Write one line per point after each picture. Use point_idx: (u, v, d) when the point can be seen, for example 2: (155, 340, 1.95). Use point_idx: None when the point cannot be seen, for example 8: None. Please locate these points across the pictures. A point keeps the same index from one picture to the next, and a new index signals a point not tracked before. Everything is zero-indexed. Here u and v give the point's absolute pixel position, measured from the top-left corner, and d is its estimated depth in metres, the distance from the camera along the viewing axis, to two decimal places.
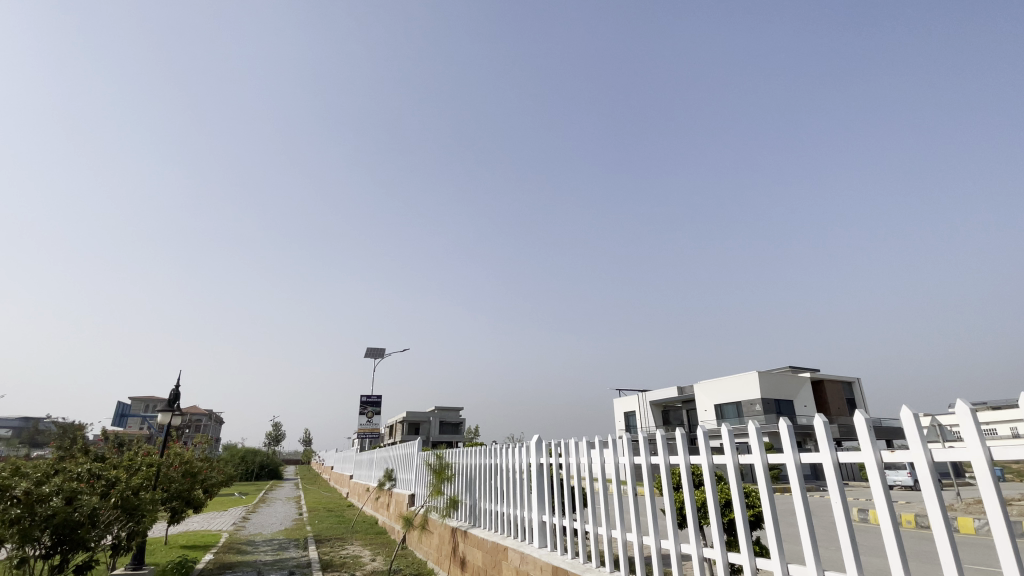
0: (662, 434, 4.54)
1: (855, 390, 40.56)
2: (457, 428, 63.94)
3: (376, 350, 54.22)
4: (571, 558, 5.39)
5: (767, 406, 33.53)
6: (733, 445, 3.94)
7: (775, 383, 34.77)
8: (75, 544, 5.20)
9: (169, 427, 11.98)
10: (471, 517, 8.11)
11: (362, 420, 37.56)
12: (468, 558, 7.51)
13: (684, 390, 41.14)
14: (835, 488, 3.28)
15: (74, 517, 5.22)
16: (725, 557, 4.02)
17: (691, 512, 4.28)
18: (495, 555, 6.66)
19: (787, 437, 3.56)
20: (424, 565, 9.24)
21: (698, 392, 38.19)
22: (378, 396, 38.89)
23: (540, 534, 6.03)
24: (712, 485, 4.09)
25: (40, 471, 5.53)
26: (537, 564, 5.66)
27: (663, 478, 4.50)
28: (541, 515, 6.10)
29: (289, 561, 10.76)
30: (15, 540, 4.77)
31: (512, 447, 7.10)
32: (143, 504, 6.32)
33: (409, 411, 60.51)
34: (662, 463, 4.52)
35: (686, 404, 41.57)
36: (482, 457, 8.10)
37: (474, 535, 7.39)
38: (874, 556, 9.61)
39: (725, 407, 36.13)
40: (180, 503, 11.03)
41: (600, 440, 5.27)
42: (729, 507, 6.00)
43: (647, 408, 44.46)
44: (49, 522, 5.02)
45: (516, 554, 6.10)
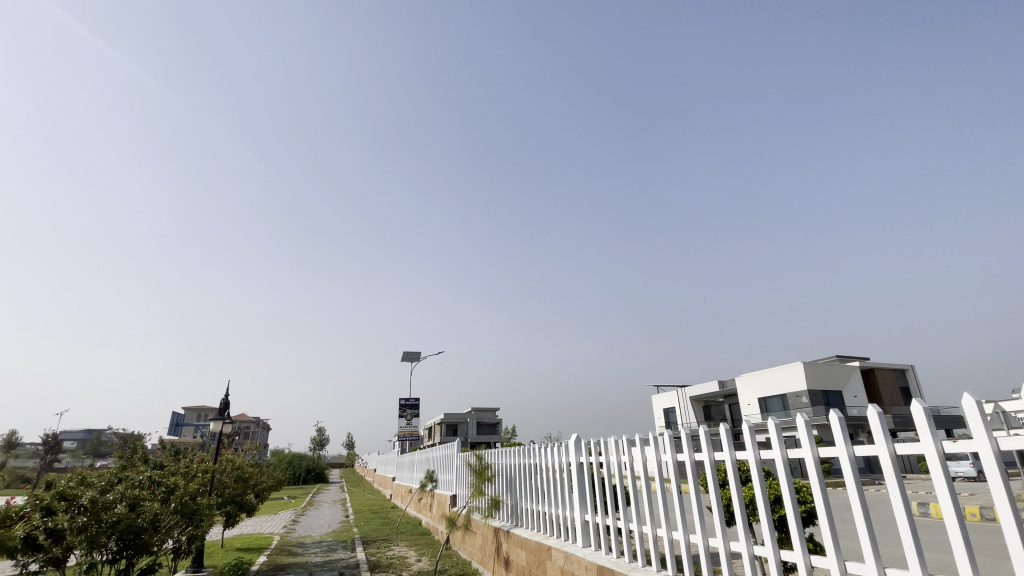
0: (705, 430, 4.40)
1: (909, 378, 38.63)
2: (495, 429, 64.23)
3: (412, 354, 55.11)
4: (616, 558, 5.31)
5: (813, 397, 32.33)
6: (781, 439, 3.79)
7: (822, 373, 33.45)
8: (139, 548, 5.48)
9: (220, 434, 12.48)
10: (513, 517, 8.12)
11: (401, 423, 38.25)
12: (512, 558, 7.52)
13: (725, 384, 40.11)
14: (893, 481, 3.11)
15: (137, 523, 5.49)
16: (777, 555, 3.87)
17: (739, 510, 4.14)
18: (539, 555, 6.64)
19: (839, 430, 3.40)
20: (469, 565, 9.31)
21: (740, 385, 37.12)
22: (416, 399, 39.52)
23: (583, 534, 5.97)
24: (761, 481, 3.95)
25: (104, 480, 5.84)
26: (582, 564, 5.60)
27: (708, 475, 4.38)
28: (583, 514, 6.05)
29: (339, 562, 11.04)
30: (83, 546, 5.03)
31: (550, 446, 7.09)
32: (200, 508, 6.62)
33: (447, 413, 61.32)
34: (707, 460, 4.39)
35: (728, 398, 40.53)
36: (522, 456, 8.10)
37: (517, 535, 7.39)
38: (939, 552, 9.10)
39: (769, 400, 35.00)
40: (234, 507, 11.49)
41: (640, 437, 5.17)
42: (779, 503, 5.79)
43: (687, 404, 43.60)
44: (116, 528, 5.28)
45: (560, 553, 6.06)
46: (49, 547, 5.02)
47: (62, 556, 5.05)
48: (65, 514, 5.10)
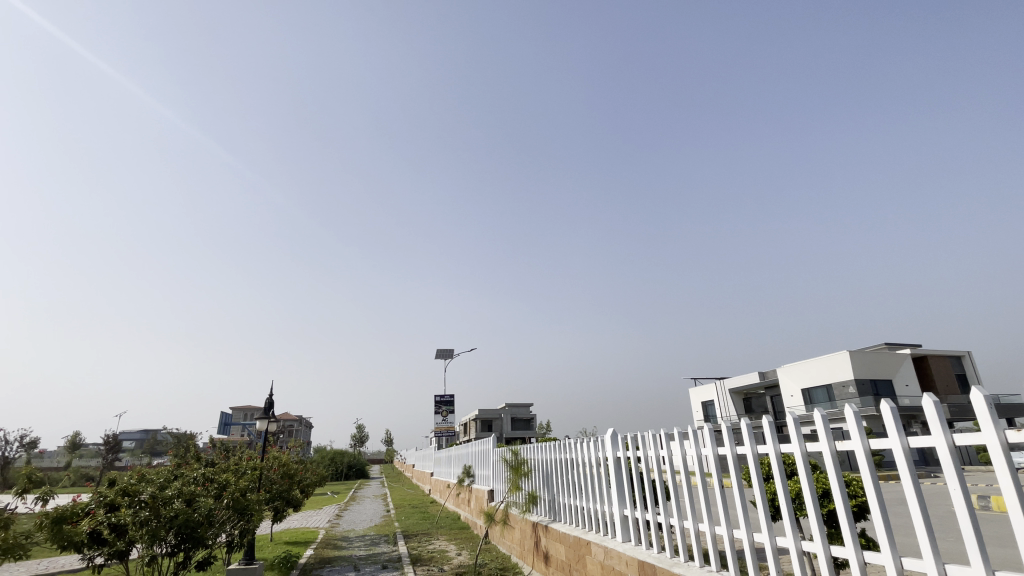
0: (746, 422, 4.28)
1: (966, 366, 36.57)
2: (530, 424, 64.35)
3: (446, 352, 55.72)
4: (657, 552, 5.24)
5: (861, 387, 31.06)
6: (829, 431, 3.65)
7: (869, 362, 32.07)
8: (195, 542, 5.75)
9: (266, 432, 12.99)
10: (551, 512, 8.13)
11: (438, 419, 38.81)
12: (551, 552, 7.52)
13: (765, 375, 38.97)
14: (952, 474, 2.95)
15: (193, 517, 5.76)
16: (828, 550, 3.73)
17: (785, 503, 4.02)
18: (578, 550, 6.62)
19: (892, 420, 3.25)
20: (509, 560, 9.37)
21: (782, 376, 36.04)
22: (451, 395, 40.00)
23: (622, 529, 5.92)
24: (807, 475, 3.81)
25: (162, 476, 6.16)
26: (622, 559, 5.55)
27: (752, 468, 4.25)
28: (622, 509, 5.99)
29: (382, 556, 11.31)
30: (144, 539, 5.33)
31: (586, 441, 7.08)
32: (251, 504, 6.89)
33: (481, 410, 61.91)
34: (749, 453, 4.27)
35: (769, 390, 39.37)
36: (558, 451, 8.08)
37: (555, 530, 7.40)
38: (1003, 547, 8.60)
39: (814, 391, 33.82)
40: (281, 503, 11.93)
41: (678, 431, 5.09)
42: (827, 497, 5.59)
43: (726, 396, 42.59)
44: (174, 523, 5.56)
45: (600, 548, 6.03)
46: (114, 540, 5.31)
47: (126, 549, 5.35)
48: (127, 509, 5.40)
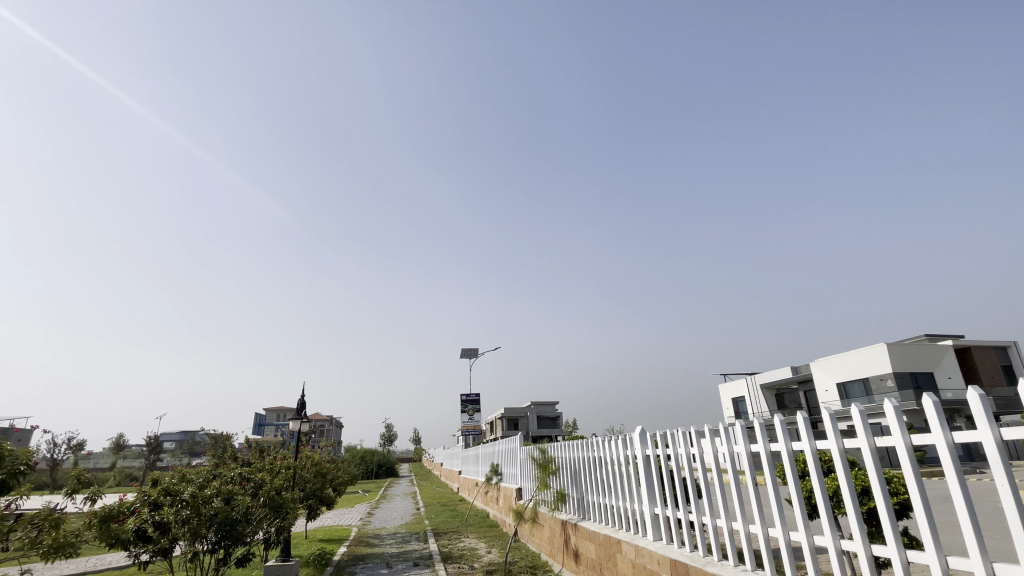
0: (780, 419, 4.17)
1: (1013, 356, 34.89)
2: (556, 422, 64.28)
3: (470, 351, 56.03)
4: (689, 551, 5.17)
5: (900, 381, 29.98)
6: (868, 426, 3.52)
7: (909, 355, 30.90)
8: (235, 538, 5.92)
9: (298, 433, 13.28)
10: (580, 510, 8.10)
11: (464, 418, 39.07)
12: (581, 550, 7.50)
13: (798, 369, 37.92)
14: (1000, 470, 2.82)
15: (232, 515, 5.93)
16: (869, 550, 3.61)
17: (823, 501, 3.90)
18: (608, 548, 6.59)
19: (935, 414, 3.12)
20: (539, 558, 9.38)
21: (815, 370, 35.10)
22: (477, 394, 40.24)
23: (653, 527, 5.85)
24: (846, 472, 3.70)
25: (202, 476, 6.37)
26: (654, 558, 5.48)
27: (787, 466, 4.14)
28: (652, 507, 5.93)
29: (414, 553, 11.47)
30: (187, 536, 5.51)
31: (613, 438, 7.04)
32: (286, 502, 7.06)
33: (507, 408, 62.16)
34: (784, 450, 4.16)
35: (802, 385, 38.35)
36: (586, 449, 8.04)
37: (585, 528, 7.37)
38: None
39: (849, 385, 32.81)
40: (315, 501, 12.21)
41: (709, 428, 4.99)
42: (867, 495, 5.40)
43: (757, 392, 41.67)
44: (214, 520, 5.73)
45: (630, 547, 5.98)
46: (158, 537, 5.53)
47: (170, 547, 5.56)
48: (170, 508, 5.60)
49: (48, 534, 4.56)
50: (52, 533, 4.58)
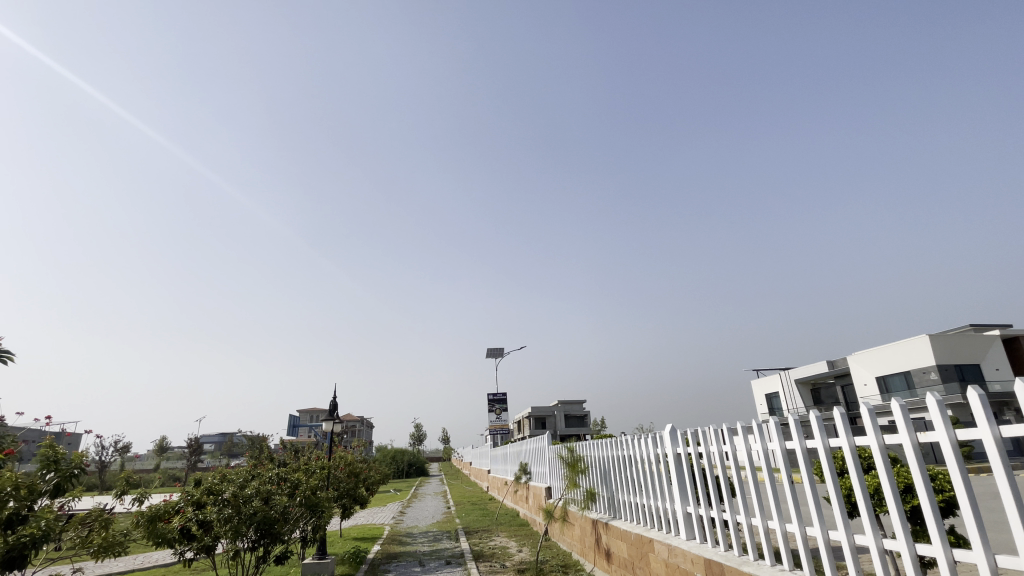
0: (816, 415, 4.06)
1: None
2: (584, 421, 64.01)
3: (496, 351, 56.24)
4: (724, 551, 5.08)
5: (943, 373, 28.76)
6: (909, 422, 3.40)
7: (953, 346, 29.57)
8: (273, 537, 6.10)
9: (331, 434, 13.59)
10: (611, 509, 8.04)
11: (492, 417, 39.24)
12: (613, 550, 7.45)
13: (835, 364, 36.76)
14: None
15: (271, 515, 6.10)
16: (913, 549, 3.48)
17: (863, 499, 3.78)
18: (640, 547, 6.52)
19: (981, 408, 2.99)
20: (569, 557, 9.36)
21: (853, 364, 34.00)
22: (504, 394, 40.36)
23: (686, 526, 5.77)
24: (887, 469, 3.57)
25: (241, 476, 6.58)
26: (688, 557, 5.41)
27: (824, 463, 4.02)
28: (684, 506, 5.85)
29: (445, 551, 11.58)
30: (228, 534, 5.70)
31: (642, 437, 6.99)
32: (321, 501, 7.24)
33: (535, 407, 62.16)
34: (820, 447, 4.05)
35: (839, 379, 37.16)
36: (615, 448, 7.98)
37: (616, 527, 7.32)
38: None
39: (889, 379, 31.65)
40: (348, 500, 12.47)
41: (742, 425, 4.89)
42: (911, 493, 5.20)
43: (792, 387, 40.57)
44: (254, 519, 5.91)
45: (663, 546, 5.92)
46: (201, 535, 5.74)
47: (213, 544, 5.76)
48: (212, 507, 5.80)
49: (98, 533, 4.77)
50: (102, 533, 4.80)
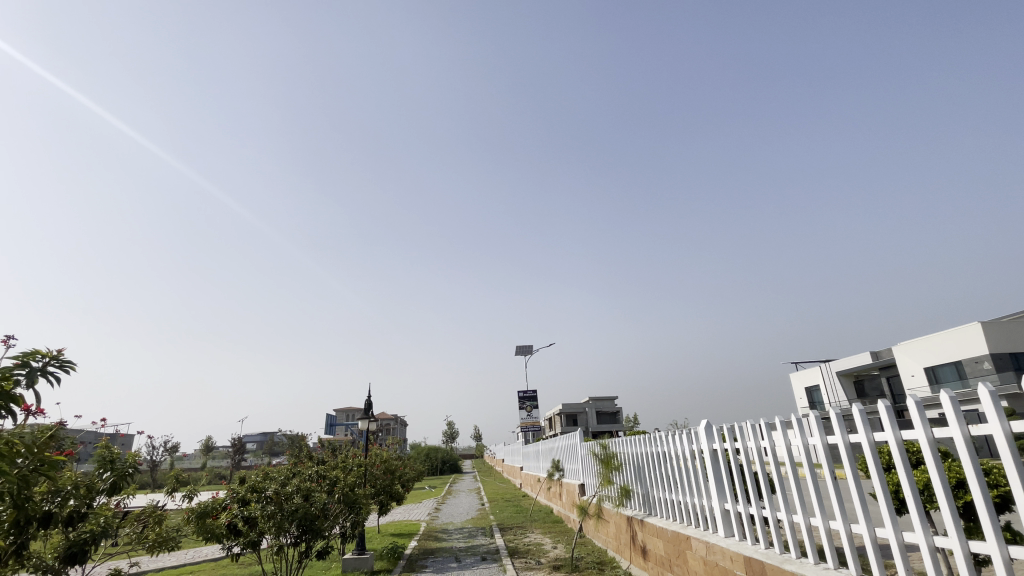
0: (859, 408, 3.92)
1: None
2: (616, 417, 63.55)
3: (526, 348, 56.18)
4: (764, 548, 4.96)
5: (998, 363, 27.25)
6: (961, 414, 3.24)
7: (1009, 334, 27.98)
8: (314, 532, 6.28)
9: (367, 432, 13.88)
10: (646, 506, 7.96)
11: (523, 414, 39.31)
12: (649, 547, 7.37)
13: (879, 355, 35.31)
14: None
15: (311, 511, 6.27)
16: (966, 546, 3.32)
17: (912, 495, 3.62)
18: (677, 544, 6.44)
19: None
20: (605, 554, 9.30)
21: (899, 355, 32.61)
22: (534, 391, 40.36)
23: (724, 524, 5.65)
24: (937, 463, 3.42)
25: (283, 474, 6.79)
26: (727, 555, 5.30)
27: (869, 458, 3.88)
28: (722, 503, 5.74)
29: (481, 547, 11.69)
30: (272, 530, 5.90)
31: (677, 433, 6.89)
32: (359, 498, 7.43)
33: (566, 404, 61.97)
34: (864, 441, 3.90)
35: (884, 371, 35.67)
36: (649, 445, 7.90)
37: (652, 524, 7.24)
38: None
39: (939, 369, 30.20)
40: (385, 497, 12.73)
41: (780, 420, 4.76)
42: (963, 489, 4.96)
43: (834, 379, 39.17)
44: (295, 515, 6.09)
45: (700, 543, 5.82)
46: (247, 531, 5.95)
47: (258, 540, 5.97)
48: (256, 504, 6.00)
49: (152, 530, 5.02)
50: (155, 529, 5.04)
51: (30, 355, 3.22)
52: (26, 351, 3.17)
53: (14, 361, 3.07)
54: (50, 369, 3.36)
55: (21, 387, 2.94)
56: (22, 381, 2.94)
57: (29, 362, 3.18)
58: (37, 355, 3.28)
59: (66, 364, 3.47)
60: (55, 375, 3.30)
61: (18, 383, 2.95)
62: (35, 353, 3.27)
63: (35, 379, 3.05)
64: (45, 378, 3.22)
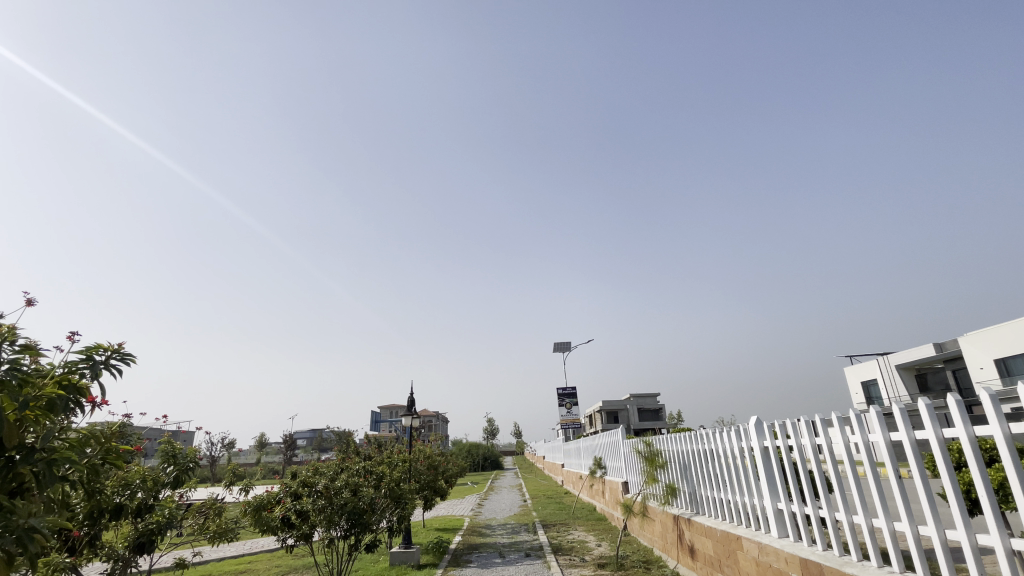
0: (925, 402, 3.66)
1: None
2: (659, 414, 62.49)
3: (564, 344, 55.87)
4: (822, 550, 4.73)
5: None
6: None
7: None
8: (363, 526, 6.44)
9: (410, 428, 14.14)
10: (693, 505, 7.77)
11: (563, 412, 39.09)
12: (697, 546, 7.20)
13: (944, 347, 33.17)
14: None
15: (360, 505, 6.41)
16: None
17: (986, 494, 3.36)
18: (727, 544, 6.23)
19: None
20: (652, 553, 9.14)
21: (966, 346, 30.55)
22: (574, 388, 40.14)
23: (778, 524, 5.44)
24: (1015, 461, 3.15)
25: (332, 469, 6.99)
26: (781, 556, 5.09)
27: (938, 456, 3.62)
28: (775, 502, 5.52)
29: (525, 544, 11.71)
30: (323, 523, 6.10)
31: (725, 431, 6.68)
32: (404, 493, 7.60)
33: (607, 401, 61.37)
34: (932, 438, 3.65)
35: (949, 364, 33.44)
36: (695, 442, 7.70)
37: (699, 523, 7.07)
38: None
39: (1010, 361, 28.07)
40: (429, 492, 12.94)
41: (837, 416, 4.53)
42: None
43: (893, 373, 37.07)
44: (344, 509, 6.26)
45: (752, 543, 5.62)
46: (299, 524, 6.17)
47: (310, 532, 6.17)
48: (308, 498, 6.22)
49: (212, 521, 5.27)
50: (216, 520, 5.30)
51: (93, 350, 3.40)
52: (89, 346, 3.36)
53: (79, 356, 3.25)
54: (112, 362, 3.55)
55: (86, 380, 3.11)
56: (86, 374, 3.11)
57: (92, 356, 3.36)
58: (100, 349, 3.47)
59: (127, 358, 3.66)
60: (118, 368, 3.50)
61: (83, 377, 3.12)
62: (98, 347, 3.46)
63: (99, 372, 3.23)
64: (106, 371, 3.41)
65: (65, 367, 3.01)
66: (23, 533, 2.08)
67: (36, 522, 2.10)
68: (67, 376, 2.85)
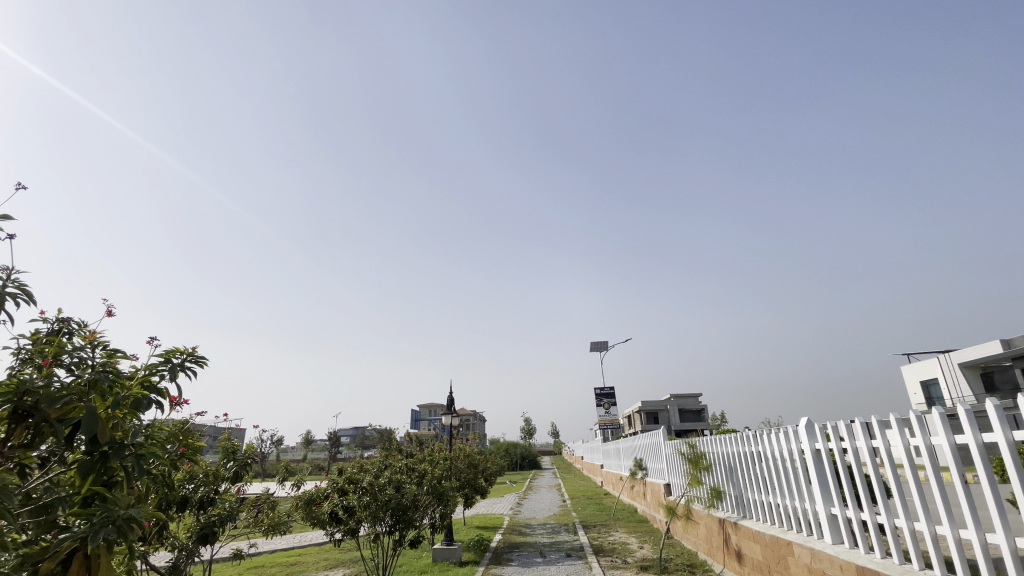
0: (994, 402, 3.43)
1: None
2: (701, 415, 60.94)
3: (601, 343, 55.30)
4: (880, 558, 4.51)
5: None
6: None
7: None
8: (406, 522, 6.57)
9: (450, 427, 14.30)
10: (739, 508, 7.55)
11: (601, 412, 38.69)
12: (744, 551, 6.99)
13: (1012, 343, 30.99)
14: None
15: (403, 502, 6.53)
16: None
17: None
18: (777, 550, 6.03)
19: None
20: (696, 557, 8.91)
21: None
22: (612, 388, 39.65)
23: (832, 529, 5.22)
24: None
25: (376, 466, 7.17)
26: (835, 563, 4.88)
27: (1008, 459, 3.38)
28: (829, 507, 5.30)
29: (565, 544, 11.69)
30: (369, 518, 6.26)
31: (774, 433, 6.45)
32: (446, 491, 7.72)
33: (647, 402, 60.32)
34: (1001, 441, 3.41)
35: (1019, 362, 31.20)
36: (742, 444, 7.48)
37: (747, 527, 6.87)
38: None
39: None
40: (469, 490, 13.06)
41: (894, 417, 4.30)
42: None
43: (955, 372, 34.87)
44: (388, 505, 6.39)
45: (804, 549, 5.42)
46: (346, 519, 6.37)
47: (356, 527, 6.36)
48: (354, 494, 6.39)
49: (266, 515, 5.53)
50: (269, 514, 5.55)
51: (171, 353, 3.61)
52: (168, 349, 3.56)
53: (159, 358, 3.46)
54: (188, 365, 3.75)
55: (165, 381, 3.30)
56: (165, 376, 3.30)
57: (170, 360, 3.56)
58: (176, 353, 3.68)
59: (199, 361, 3.86)
60: (192, 370, 3.69)
61: (163, 378, 3.31)
62: (174, 351, 3.67)
63: (177, 373, 3.42)
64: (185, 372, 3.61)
65: (147, 371, 3.20)
66: (122, 520, 2.25)
67: (135, 511, 2.28)
68: (148, 377, 3.05)
